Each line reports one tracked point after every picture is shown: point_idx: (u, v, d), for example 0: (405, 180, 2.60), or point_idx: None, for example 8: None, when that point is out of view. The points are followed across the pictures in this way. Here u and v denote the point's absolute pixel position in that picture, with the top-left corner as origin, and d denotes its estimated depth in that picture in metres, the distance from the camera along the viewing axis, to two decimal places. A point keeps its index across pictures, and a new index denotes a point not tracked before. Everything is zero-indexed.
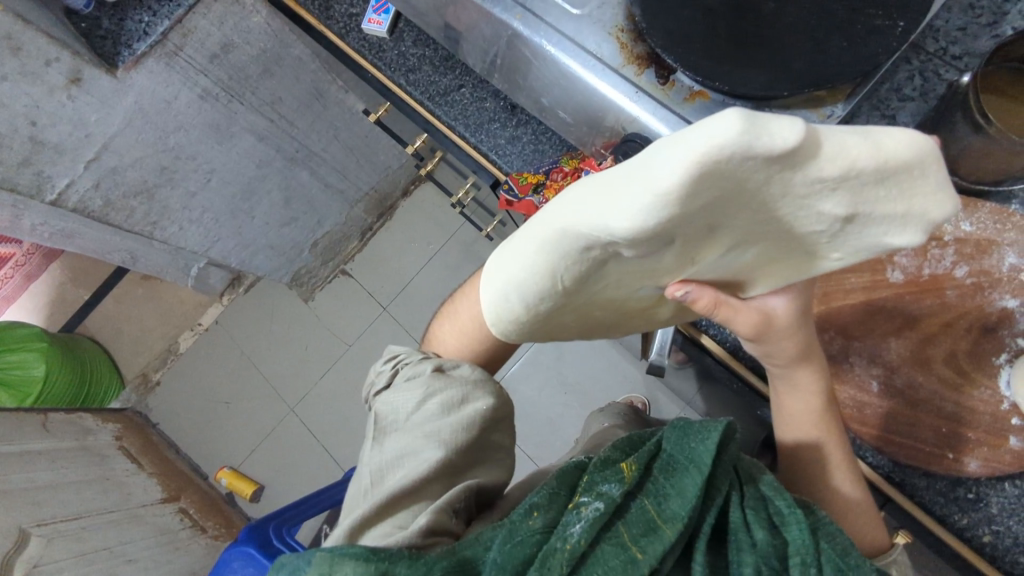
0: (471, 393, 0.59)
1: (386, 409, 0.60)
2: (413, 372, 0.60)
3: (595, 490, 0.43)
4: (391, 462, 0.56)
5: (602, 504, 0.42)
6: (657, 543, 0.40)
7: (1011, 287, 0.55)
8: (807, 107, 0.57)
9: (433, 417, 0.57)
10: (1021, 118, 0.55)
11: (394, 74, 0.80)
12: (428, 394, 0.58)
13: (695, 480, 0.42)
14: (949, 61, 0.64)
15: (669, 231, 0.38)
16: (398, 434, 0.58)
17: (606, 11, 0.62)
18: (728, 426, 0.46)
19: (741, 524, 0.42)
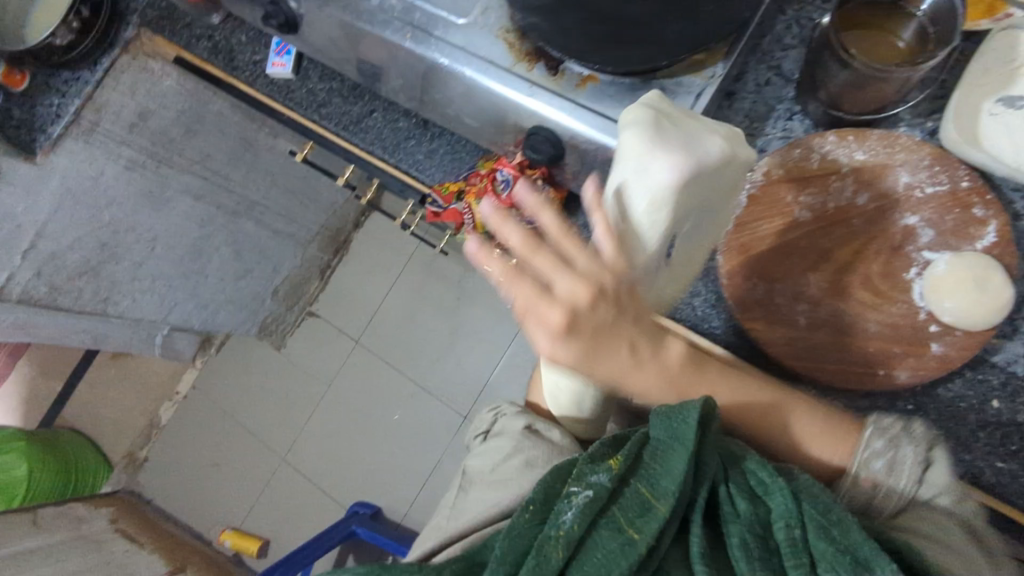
0: (562, 456, 0.57)
1: (475, 462, 0.60)
2: (508, 425, 0.60)
3: (585, 480, 0.47)
4: (467, 508, 0.57)
5: (593, 492, 0.45)
6: (652, 517, 0.43)
7: (911, 205, 0.59)
8: (687, 72, 0.60)
9: (513, 473, 0.55)
10: (883, 48, 0.59)
11: (307, 112, 0.81)
12: (515, 449, 0.57)
13: (681, 458, 0.45)
14: (820, 6, 0.67)
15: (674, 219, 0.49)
16: (481, 485, 0.57)
17: (491, 16, 0.65)
18: (706, 403, 0.48)
19: (727, 494, 0.46)
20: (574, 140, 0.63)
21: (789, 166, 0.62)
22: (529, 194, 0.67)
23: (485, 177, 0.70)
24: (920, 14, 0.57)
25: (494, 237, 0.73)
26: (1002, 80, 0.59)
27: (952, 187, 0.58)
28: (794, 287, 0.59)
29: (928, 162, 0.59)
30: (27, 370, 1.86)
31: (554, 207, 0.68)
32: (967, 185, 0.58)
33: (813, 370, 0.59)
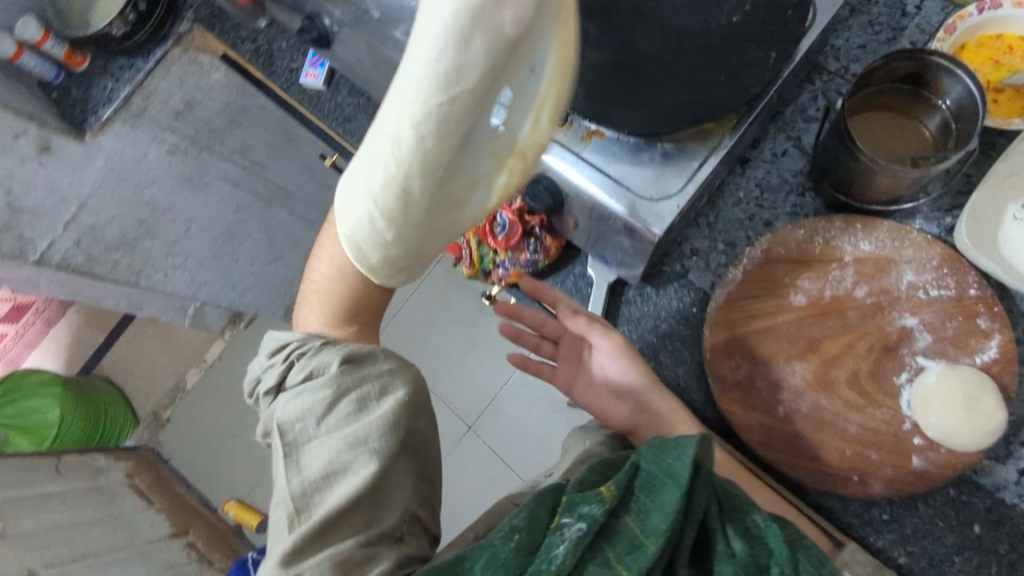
0: (392, 387, 0.57)
1: (289, 420, 0.55)
2: (314, 366, 0.57)
3: (576, 511, 0.43)
4: (318, 481, 0.53)
5: (584, 524, 0.41)
6: (646, 553, 0.40)
7: (910, 306, 0.56)
8: (694, 141, 0.58)
9: (346, 419, 0.55)
10: (904, 137, 0.55)
11: (334, 124, 0.84)
12: (338, 393, 0.55)
13: (674, 493, 0.42)
14: (850, 79, 0.65)
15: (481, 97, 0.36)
16: (314, 445, 0.54)
17: None
18: (704, 440, 0.45)
19: (718, 535, 0.43)
20: (571, 195, 0.62)
21: (790, 247, 0.60)
22: (526, 239, 0.67)
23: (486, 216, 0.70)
24: (946, 106, 0.54)
25: (488, 275, 0.72)
26: None
27: (958, 293, 0.55)
28: (776, 374, 0.57)
29: (937, 263, 0.56)
30: (76, 318, 1.95)
31: (550, 254, 0.68)
32: (974, 294, 0.54)
33: (786, 464, 0.56)
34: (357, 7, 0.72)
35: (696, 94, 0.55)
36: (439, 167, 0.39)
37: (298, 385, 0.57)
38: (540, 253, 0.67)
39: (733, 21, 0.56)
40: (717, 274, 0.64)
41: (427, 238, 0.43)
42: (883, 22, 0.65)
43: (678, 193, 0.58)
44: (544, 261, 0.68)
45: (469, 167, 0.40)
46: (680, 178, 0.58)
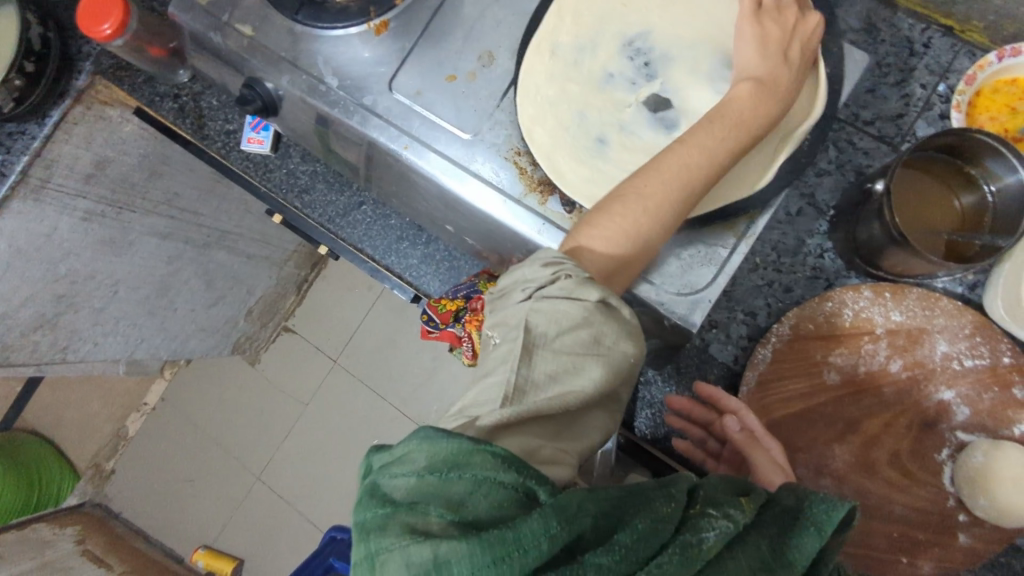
0: (627, 329, 0.43)
1: (532, 324, 0.41)
2: (576, 287, 0.42)
3: (721, 506, 0.35)
4: (538, 384, 0.40)
5: (732, 523, 0.34)
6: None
7: (946, 378, 0.55)
8: (720, 227, 0.54)
9: (581, 350, 0.41)
10: (934, 213, 0.53)
11: (288, 198, 0.74)
12: (584, 319, 0.41)
13: (817, 544, 0.34)
14: (862, 127, 0.62)
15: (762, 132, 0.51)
16: (546, 358, 0.41)
17: (499, 134, 0.58)
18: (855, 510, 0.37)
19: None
20: None
21: (819, 321, 0.57)
22: None
23: None
24: (989, 188, 0.52)
25: None
26: None
27: (992, 362, 0.55)
28: (816, 460, 0.55)
29: (969, 331, 0.55)
30: None
31: None
32: (1008, 362, 0.54)
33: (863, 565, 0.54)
34: (310, 77, 0.62)
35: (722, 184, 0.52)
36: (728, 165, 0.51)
37: (548, 286, 0.42)
38: None
39: None
40: (739, 347, 0.61)
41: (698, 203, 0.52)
42: (890, 62, 0.62)
43: (708, 286, 0.53)
44: None
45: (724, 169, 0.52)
46: (710, 269, 0.53)
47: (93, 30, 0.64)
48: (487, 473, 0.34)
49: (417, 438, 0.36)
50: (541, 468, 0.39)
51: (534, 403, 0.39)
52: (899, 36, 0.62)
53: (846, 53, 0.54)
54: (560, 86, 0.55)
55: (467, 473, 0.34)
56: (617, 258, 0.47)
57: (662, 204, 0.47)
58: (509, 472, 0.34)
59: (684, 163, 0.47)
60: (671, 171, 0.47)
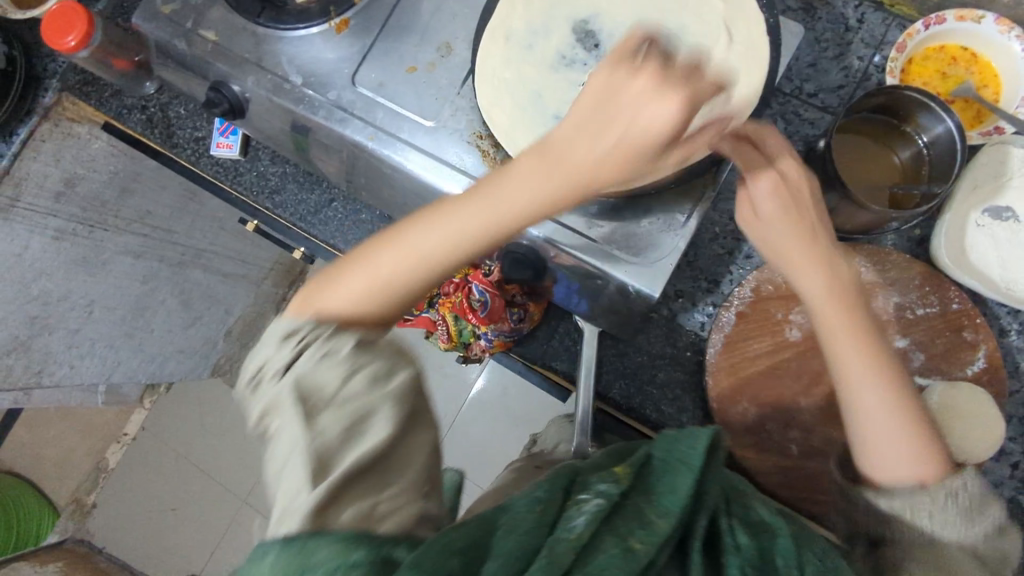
0: (406, 359, 0.44)
1: (311, 395, 0.41)
2: (331, 347, 0.42)
3: (591, 488, 0.40)
4: (339, 444, 0.40)
5: (601, 499, 0.39)
6: (654, 535, 0.37)
7: (900, 328, 0.57)
8: (677, 194, 0.56)
9: (366, 395, 0.41)
10: (877, 169, 0.56)
11: (259, 199, 0.75)
12: (352, 368, 0.42)
13: (685, 478, 0.40)
14: (807, 99, 0.65)
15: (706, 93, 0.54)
16: (331, 418, 0.40)
17: (461, 120, 0.61)
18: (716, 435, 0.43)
19: (724, 528, 0.41)
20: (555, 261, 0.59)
21: (778, 283, 0.60)
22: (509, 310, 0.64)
23: (459, 288, 0.65)
24: (921, 140, 0.55)
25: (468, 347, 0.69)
26: (991, 191, 0.59)
27: (941, 309, 0.57)
28: (782, 411, 0.58)
29: (918, 282, 0.58)
30: None
31: (534, 319, 0.66)
32: (957, 308, 0.57)
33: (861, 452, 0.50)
34: (275, 75, 0.64)
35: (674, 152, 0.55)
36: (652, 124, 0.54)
37: (303, 360, 0.42)
38: (525, 319, 0.65)
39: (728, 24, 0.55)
40: (705, 314, 0.64)
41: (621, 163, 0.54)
42: (829, 37, 0.66)
43: (668, 251, 0.56)
44: (528, 327, 0.66)
45: None
46: (670, 237, 0.56)
47: (57, 43, 0.65)
48: (337, 561, 0.35)
49: (256, 559, 0.36)
50: (379, 526, 0.38)
51: (343, 469, 0.39)
52: (835, 13, 0.66)
53: (782, 26, 0.58)
54: (515, 68, 0.57)
55: (313, 575, 0.35)
56: (376, 309, 0.46)
57: (418, 263, 0.46)
58: (358, 549, 0.35)
59: (488, 206, 0.46)
60: (412, 249, 0.47)
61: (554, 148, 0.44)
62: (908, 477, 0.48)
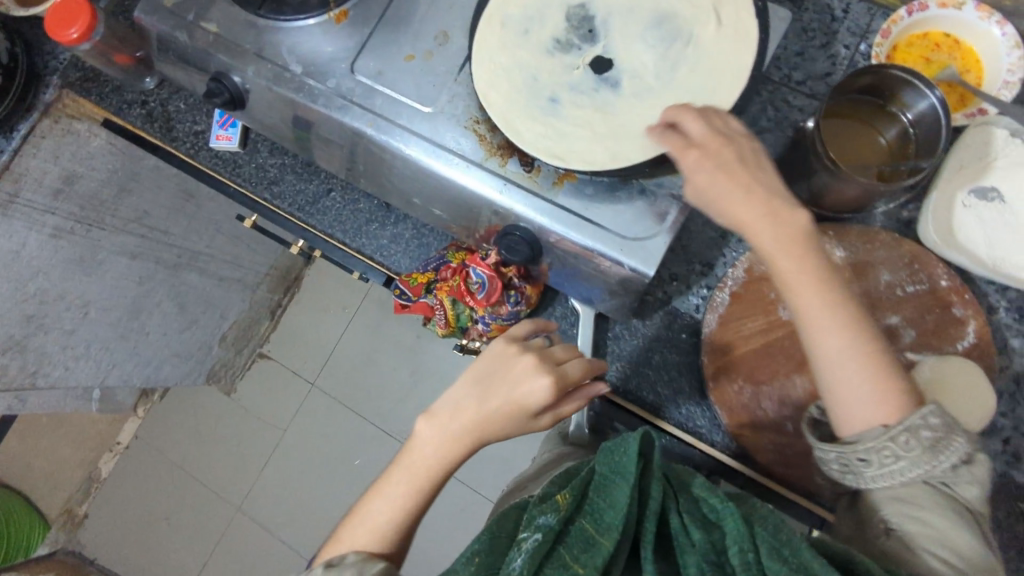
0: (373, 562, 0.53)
1: None
2: None
3: (533, 525, 0.48)
4: None
5: (540, 534, 0.46)
6: (596, 553, 0.44)
7: (892, 305, 0.59)
8: (670, 173, 0.57)
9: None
10: (865, 150, 0.58)
11: (258, 190, 0.76)
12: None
13: (621, 488, 0.47)
14: (795, 87, 0.67)
15: (691, 74, 0.56)
16: None
17: (458, 105, 0.62)
18: (647, 435, 0.51)
19: (680, 526, 0.47)
20: (552, 243, 0.60)
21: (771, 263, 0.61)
22: (507, 292, 0.64)
23: (456, 272, 0.65)
24: (906, 117, 0.57)
25: (467, 332, 0.69)
26: (976, 172, 0.61)
27: (931, 286, 0.59)
28: (776, 389, 0.59)
29: (908, 261, 0.59)
30: None
31: (531, 303, 0.66)
32: (946, 285, 0.58)
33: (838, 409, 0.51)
34: (276, 65, 0.65)
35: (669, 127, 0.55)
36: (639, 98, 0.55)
37: None
38: (522, 304, 0.65)
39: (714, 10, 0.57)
40: (700, 296, 0.65)
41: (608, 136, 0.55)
42: (815, 28, 0.68)
43: (662, 230, 0.57)
44: (525, 312, 0.66)
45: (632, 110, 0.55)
46: (663, 215, 0.57)
47: (59, 34, 0.66)
48: None
49: None
50: None
51: None
52: (821, 4, 0.68)
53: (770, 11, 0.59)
54: (511, 54, 0.58)
55: None
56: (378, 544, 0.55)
57: (400, 515, 0.56)
58: None
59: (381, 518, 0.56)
60: (378, 529, 0.56)
61: (487, 370, 0.58)
62: (873, 419, 0.49)
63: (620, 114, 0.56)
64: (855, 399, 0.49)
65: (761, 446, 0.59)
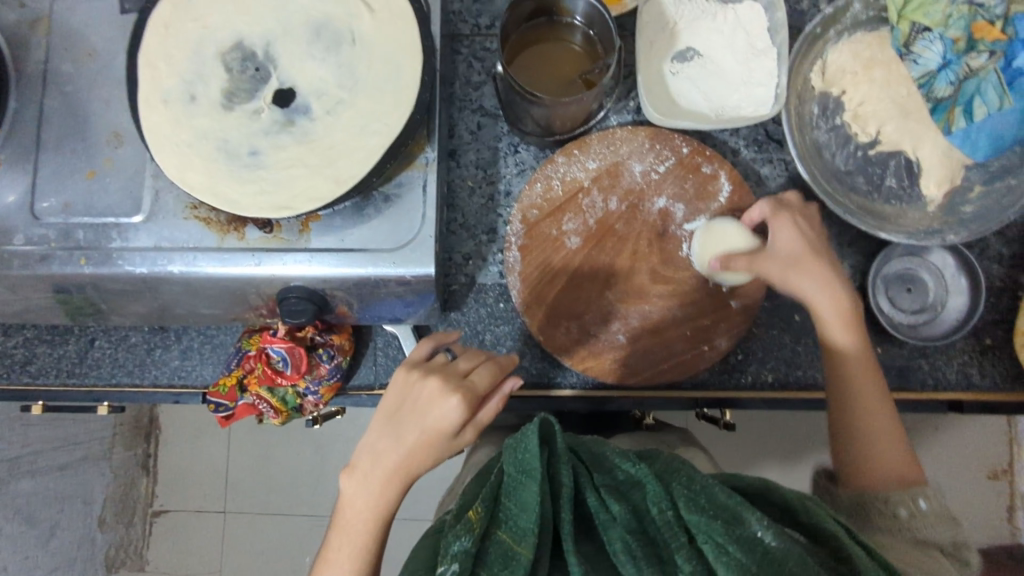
0: None
1: None
2: None
3: (448, 554, 0.41)
4: None
5: (458, 564, 0.40)
6: (519, 567, 0.39)
7: (655, 190, 0.61)
8: (403, 169, 0.56)
9: None
10: (564, 65, 0.59)
11: (12, 380, 0.67)
12: None
13: (532, 487, 0.42)
14: (487, 33, 0.67)
15: (369, 70, 0.54)
16: None
17: (167, 200, 0.56)
18: (545, 421, 0.46)
19: (598, 504, 0.43)
20: (328, 287, 0.57)
21: (540, 203, 0.61)
22: (316, 352, 0.62)
23: (258, 359, 0.62)
24: (579, 21, 0.58)
25: (302, 408, 0.65)
26: (666, 42, 0.63)
27: (677, 157, 0.62)
28: (599, 313, 0.60)
29: (649, 144, 0.62)
30: None
31: (346, 350, 0.64)
32: (688, 150, 0.62)
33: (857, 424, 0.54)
34: None
35: (375, 128, 0.53)
36: (332, 117, 0.54)
37: None
38: (337, 355, 0.63)
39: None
40: (499, 263, 0.65)
41: (321, 164, 0.53)
42: None
43: (421, 224, 0.56)
44: (346, 360, 0.64)
45: (332, 130, 0.54)
46: (414, 212, 0.56)
47: None
48: None
49: None
50: None
51: None
52: None
53: None
54: (188, 127, 0.54)
55: None
56: None
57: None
58: None
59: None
60: None
61: (394, 405, 0.52)
62: (897, 478, 0.52)
63: (324, 137, 0.54)
64: (879, 465, 0.53)
65: (611, 370, 0.60)
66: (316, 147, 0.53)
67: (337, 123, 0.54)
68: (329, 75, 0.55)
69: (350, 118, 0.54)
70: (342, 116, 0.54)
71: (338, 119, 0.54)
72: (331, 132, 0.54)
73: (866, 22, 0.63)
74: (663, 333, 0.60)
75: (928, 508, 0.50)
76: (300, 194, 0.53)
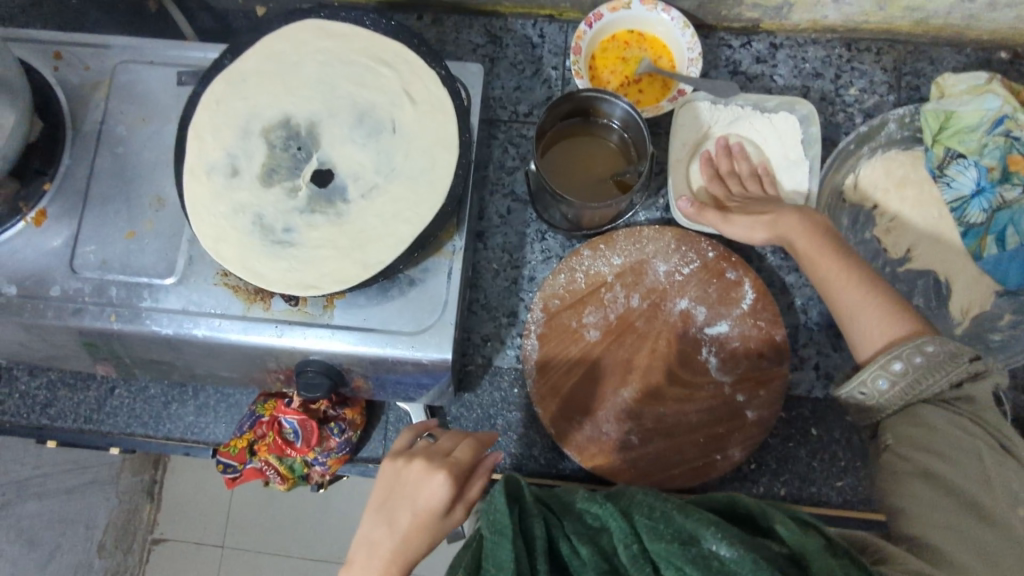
0: None
1: None
2: None
3: None
4: None
5: None
6: None
7: (677, 291, 0.61)
8: (430, 255, 0.57)
9: None
10: (595, 162, 0.60)
11: (31, 421, 0.68)
12: None
13: (506, 548, 0.41)
14: (524, 120, 0.69)
15: (407, 159, 0.56)
16: None
17: (200, 265, 0.58)
18: (511, 478, 0.45)
19: (572, 553, 0.42)
20: (345, 363, 0.57)
21: (562, 294, 0.62)
22: (326, 426, 0.63)
23: (270, 426, 0.63)
24: (616, 123, 0.60)
25: (308, 476, 0.66)
26: (697, 143, 0.64)
27: (702, 261, 0.62)
28: (611, 410, 0.60)
29: (674, 245, 0.62)
30: None
31: (358, 424, 0.64)
32: (713, 255, 0.62)
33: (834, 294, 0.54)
34: None
35: (407, 216, 0.55)
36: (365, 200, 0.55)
37: None
38: (348, 429, 0.64)
39: (408, 90, 0.58)
40: (517, 347, 0.65)
41: (348, 246, 0.54)
42: (522, 60, 0.70)
43: (442, 311, 0.56)
44: (356, 434, 0.65)
45: (365, 214, 0.55)
46: (437, 298, 0.56)
47: None
48: None
49: None
50: None
51: None
52: (519, 38, 0.71)
53: (461, 70, 0.61)
54: (228, 199, 0.56)
55: None
56: None
57: None
58: None
59: None
60: None
61: (383, 495, 0.52)
62: (882, 339, 0.50)
63: (355, 220, 0.55)
64: (863, 330, 0.52)
65: (622, 470, 0.59)
66: (345, 228, 0.55)
67: (368, 207, 0.55)
68: (367, 159, 0.56)
69: (382, 203, 0.55)
70: (376, 201, 0.55)
71: (370, 203, 0.55)
72: (362, 216, 0.55)
73: (899, 141, 0.63)
74: (675, 436, 0.59)
75: (920, 365, 0.48)
76: (325, 273, 0.54)
